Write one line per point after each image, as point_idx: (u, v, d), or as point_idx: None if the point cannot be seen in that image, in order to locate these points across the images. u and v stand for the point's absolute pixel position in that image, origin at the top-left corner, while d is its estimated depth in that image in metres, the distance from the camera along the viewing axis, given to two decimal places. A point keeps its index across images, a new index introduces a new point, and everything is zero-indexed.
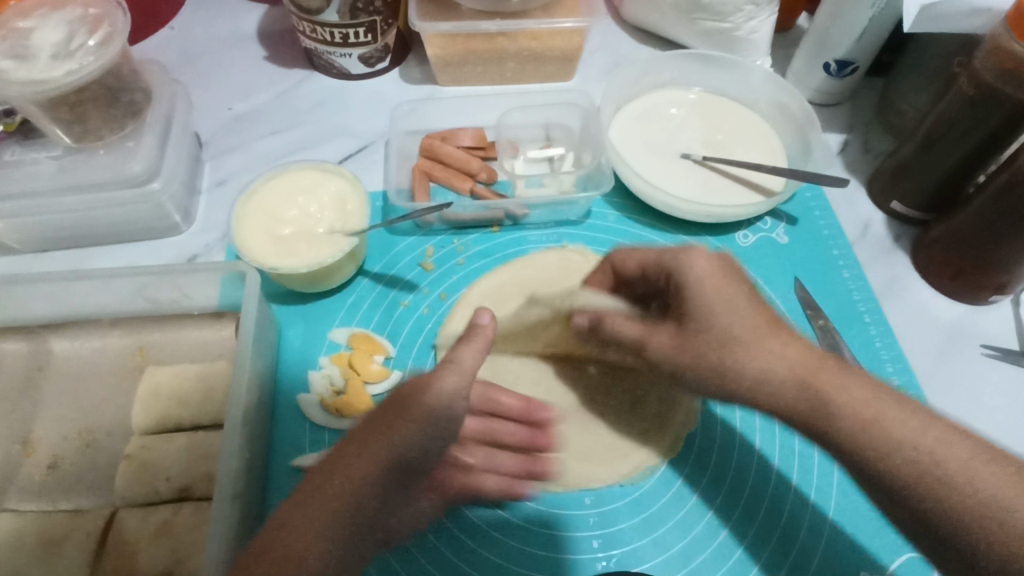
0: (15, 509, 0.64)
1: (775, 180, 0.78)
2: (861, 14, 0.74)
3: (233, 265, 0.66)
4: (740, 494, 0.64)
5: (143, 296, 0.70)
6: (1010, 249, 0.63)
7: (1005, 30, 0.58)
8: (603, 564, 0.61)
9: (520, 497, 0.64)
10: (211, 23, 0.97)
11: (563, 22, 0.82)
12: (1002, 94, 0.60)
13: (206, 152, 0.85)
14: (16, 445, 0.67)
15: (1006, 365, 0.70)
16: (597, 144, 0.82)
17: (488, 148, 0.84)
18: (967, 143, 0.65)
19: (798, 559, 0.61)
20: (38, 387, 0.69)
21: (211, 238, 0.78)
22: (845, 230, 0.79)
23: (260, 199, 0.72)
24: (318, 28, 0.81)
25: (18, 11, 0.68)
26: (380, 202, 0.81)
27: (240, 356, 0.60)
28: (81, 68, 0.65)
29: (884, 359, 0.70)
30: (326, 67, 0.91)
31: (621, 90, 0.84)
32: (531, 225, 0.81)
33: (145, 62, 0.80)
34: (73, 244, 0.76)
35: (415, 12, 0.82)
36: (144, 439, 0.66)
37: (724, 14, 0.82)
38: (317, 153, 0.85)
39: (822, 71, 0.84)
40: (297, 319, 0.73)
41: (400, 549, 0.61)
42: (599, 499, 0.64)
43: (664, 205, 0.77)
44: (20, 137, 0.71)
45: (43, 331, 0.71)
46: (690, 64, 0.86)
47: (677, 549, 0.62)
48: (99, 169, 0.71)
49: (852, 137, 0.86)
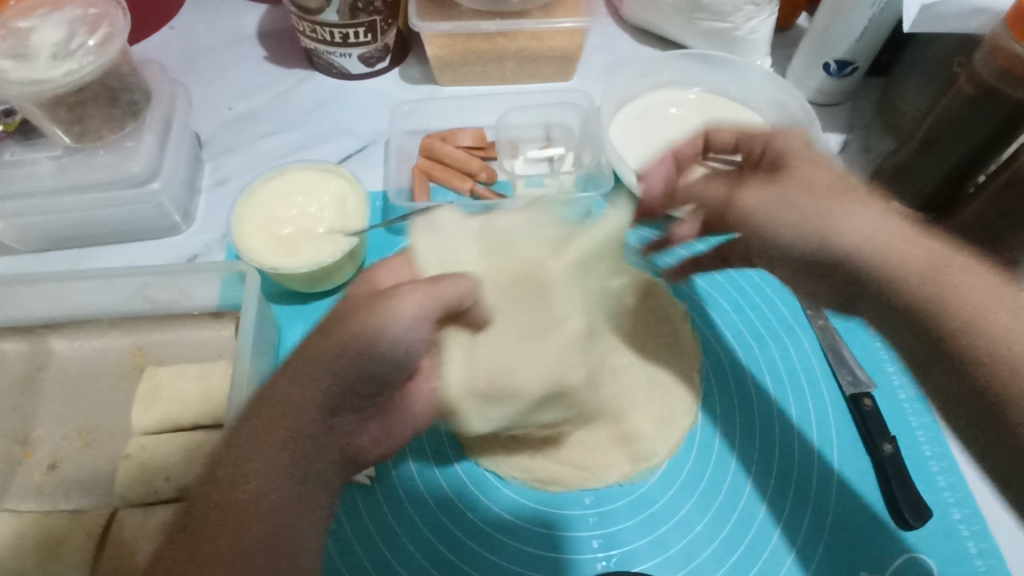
0: (15, 509, 0.64)
1: None
2: (861, 15, 0.74)
3: (233, 265, 0.66)
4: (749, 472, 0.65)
5: (143, 296, 0.70)
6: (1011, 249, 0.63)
7: (1005, 30, 0.58)
8: (603, 564, 0.61)
9: (520, 497, 0.64)
10: (211, 23, 0.97)
11: (564, 22, 0.82)
12: (1002, 94, 0.60)
13: (206, 152, 0.85)
14: (16, 445, 0.67)
15: None
16: (597, 144, 0.82)
17: (488, 149, 0.84)
18: (967, 143, 0.65)
19: (800, 555, 0.61)
20: (38, 387, 0.69)
21: (211, 238, 0.78)
22: None
23: (259, 200, 0.72)
24: (318, 28, 0.81)
25: (18, 11, 0.68)
26: (379, 202, 0.81)
27: (240, 356, 0.61)
28: (80, 68, 0.65)
29: (885, 359, 0.70)
30: (326, 67, 0.91)
31: (621, 90, 0.84)
32: None
33: (145, 62, 0.80)
34: (73, 244, 0.76)
35: (416, 12, 0.82)
36: (145, 439, 0.66)
37: (723, 14, 0.82)
38: (316, 153, 0.85)
39: (822, 71, 0.84)
40: (297, 319, 0.73)
41: (399, 549, 0.61)
42: (600, 498, 0.64)
43: None
44: (20, 137, 0.71)
45: (44, 331, 0.71)
46: (690, 64, 0.86)
47: (677, 549, 0.62)
48: (99, 169, 0.71)
49: (852, 138, 0.86)
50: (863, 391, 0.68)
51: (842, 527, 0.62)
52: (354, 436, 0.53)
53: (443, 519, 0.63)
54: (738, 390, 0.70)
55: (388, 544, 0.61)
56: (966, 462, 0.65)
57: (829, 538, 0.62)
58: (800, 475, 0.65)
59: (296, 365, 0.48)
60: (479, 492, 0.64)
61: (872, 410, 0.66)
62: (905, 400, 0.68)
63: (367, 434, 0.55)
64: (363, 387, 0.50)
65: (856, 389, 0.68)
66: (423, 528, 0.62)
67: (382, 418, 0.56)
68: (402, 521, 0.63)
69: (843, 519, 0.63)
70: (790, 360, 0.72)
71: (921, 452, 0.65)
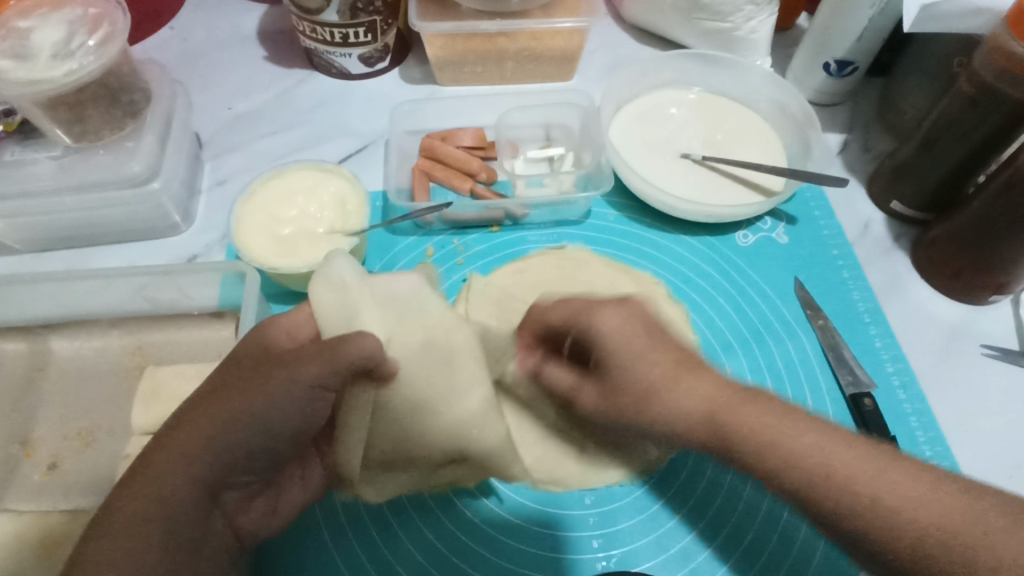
0: (15, 509, 0.64)
1: (775, 180, 0.78)
2: (861, 15, 0.74)
3: (233, 265, 0.66)
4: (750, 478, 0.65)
5: (143, 296, 0.70)
6: (1010, 249, 0.63)
7: (1005, 30, 0.58)
8: (603, 564, 0.61)
9: (520, 497, 0.64)
10: (212, 23, 0.97)
11: (563, 22, 0.82)
12: (1002, 94, 0.60)
13: (206, 152, 0.85)
14: (15, 445, 0.67)
15: (1006, 365, 0.70)
16: (597, 144, 0.82)
17: (488, 149, 0.84)
18: (967, 143, 0.65)
19: (798, 560, 0.61)
20: (38, 387, 0.69)
21: (211, 237, 0.78)
22: (845, 229, 0.79)
23: (259, 199, 0.72)
24: (318, 28, 0.81)
25: (18, 10, 0.68)
26: (380, 202, 0.81)
27: None
28: (80, 68, 0.65)
29: (884, 359, 0.70)
30: (326, 67, 0.91)
31: (621, 90, 0.84)
32: (531, 225, 0.81)
33: (145, 62, 0.80)
34: (73, 244, 0.76)
35: (415, 12, 0.82)
36: (144, 439, 0.66)
37: (724, 14, 0.82)
38: (317, 153, 0.85)
39: (822, 71, 0.84)
40: None
41: (400, 548, 0.61)
42: (600, 497, 0.64)
43: (663, 205, 0.77)
44: (20, 137, 0.71)
45: (43, 331, 0.71)
46: (690, 64, 0.86)
47: (678, 548, 0.62)
48: (98, 169, 0.70)
49: (852, 137, 0.86)
50: (863, 390, 0.67)
51: None
52: (235, 511, 0.52)
53: (444, 520, 0.63)
54: None
55: (388, 544, 0.61)
56: (966, 462, 0.65)
57: (825, 558, 0.61)
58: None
59: (166, 441, 0.45)
60: (480, 492, 0.64)
61: (871, 410, 0.65)
62: (905, 400, 0.68)
63: (252, 510, 0.53)
64: (247, 463, 0.49)
65: (856, 389, 0.67)
66: (424, 528, 0.62)
67: (268, 489, 0.55)
68: (403, 519, 0.63)
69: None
70: (791, 361, 0.72)
71: (921, 452, 0.65)
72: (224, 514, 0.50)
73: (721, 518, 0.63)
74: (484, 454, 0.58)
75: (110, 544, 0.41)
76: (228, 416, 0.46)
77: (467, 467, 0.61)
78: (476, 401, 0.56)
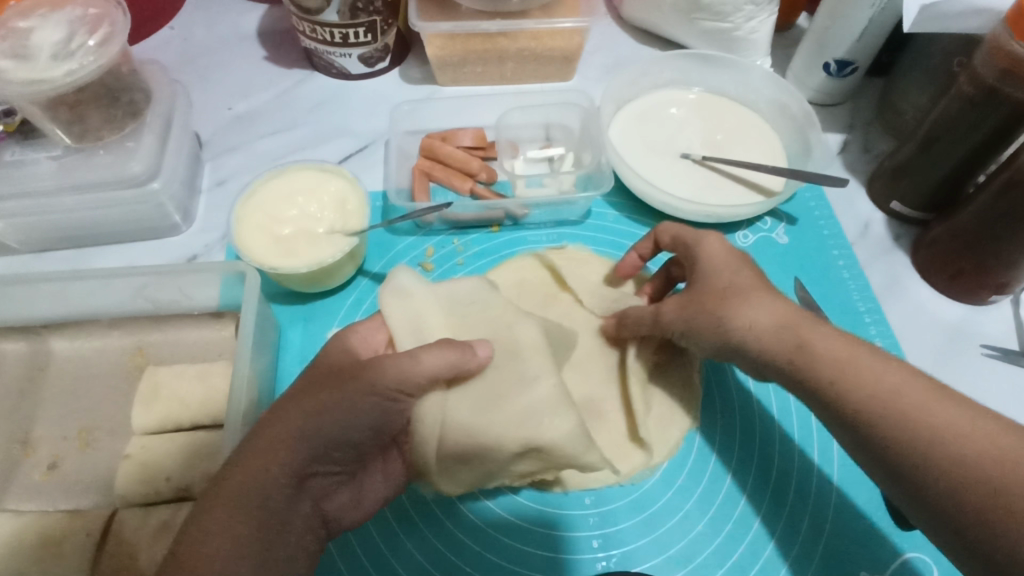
0: (15, 509, 0.64)
1: (775, 180, 0.78)
2: (861, 15, 0.74)
3: (233, 265, 0.66)
4: (752, 477, 0.65)
5: (143, 296, 0.70)
6: (1010, 250, 0.63)
7: (1005, 30, 0.58)
8: (603, 564, 0.61)
9: (520, 497, 0.64)
10: (211, 23, 0.97)
11: (564, 22, 0.82)
12: (1002, 94, 0.60)
13: (206, 152, 0.85)
14: (16, 445, 0.67)
15: (1006, 365, 0.70)
16: (597, 144, 0.82)
17: (488, 149, 0.84)
18: (966, 143, 0.65)
19: (801, 559, 0.61)
20: (38, 386, 0.69)
21: (211, 238, 0.78)
22: (845, 229, 0.79)
23: (259, 200, 0.72)
24: (318, 28, 0.81)
25: (18, 10, 0.68)
26: (380, 202, 0.81)
27: (240, 357, 0.60)
28: (80, 68, 0.65)
29: None
30: (326, 67, 0.91)
31: (621, 90, 0.84)
32: (531, 225, 0.81)
33: (145, 62, 0.80)
34: (73, 244, 0.76)
35: (415, 12, 0.82)
36: (145, 439, 0.66)
37: (724, 14, 0.82)
38: (316, 153, 0.85)
39: (822, 71, 0.84)
40: (297, 318, 0.73)
41: (399, 548, 0.61)
42: (600, 497, 0.64)
43: (664, 205, 0.77)
44: (20, 137, 0.71)
45: (43, 331, 0.71)
46: (690, 64, 0.86)
47: (678, 549, 0.62)
48: (98, 169, 0.71)
49: (852, 137, 0.86)
50: None
51: (843, 528, 0.62)
52: (325, 496, 0.53)
53: (443, 520, 0.63)
54: (738, 390, 0.70)
55: (388, 544, 0.61)
56: None
57: (827, 559, 0.61)
58: (801, 475, 0.65)
59: (264, 432, 0.48)
60: (479, 492, 0.64)
61: None
62: None
63: (339, 498, 0.54)
64: (334, 452, 0.50)
65: None
66: (423, 528, 0.62)
67: (355, 481, 0.56)
68: (402, 519, 0.63)
69: (843, 524, 0.63)
70: None
71: None
72: (313, 500, 0.51)
73: (722, 519, 0.63)
74: (557, 446, 0.54)
75: (225, 516, 0.45)
76: (318, 411, 0.48)
77: (541, 463, 0.57)
78: (546, 387, 0.55)
